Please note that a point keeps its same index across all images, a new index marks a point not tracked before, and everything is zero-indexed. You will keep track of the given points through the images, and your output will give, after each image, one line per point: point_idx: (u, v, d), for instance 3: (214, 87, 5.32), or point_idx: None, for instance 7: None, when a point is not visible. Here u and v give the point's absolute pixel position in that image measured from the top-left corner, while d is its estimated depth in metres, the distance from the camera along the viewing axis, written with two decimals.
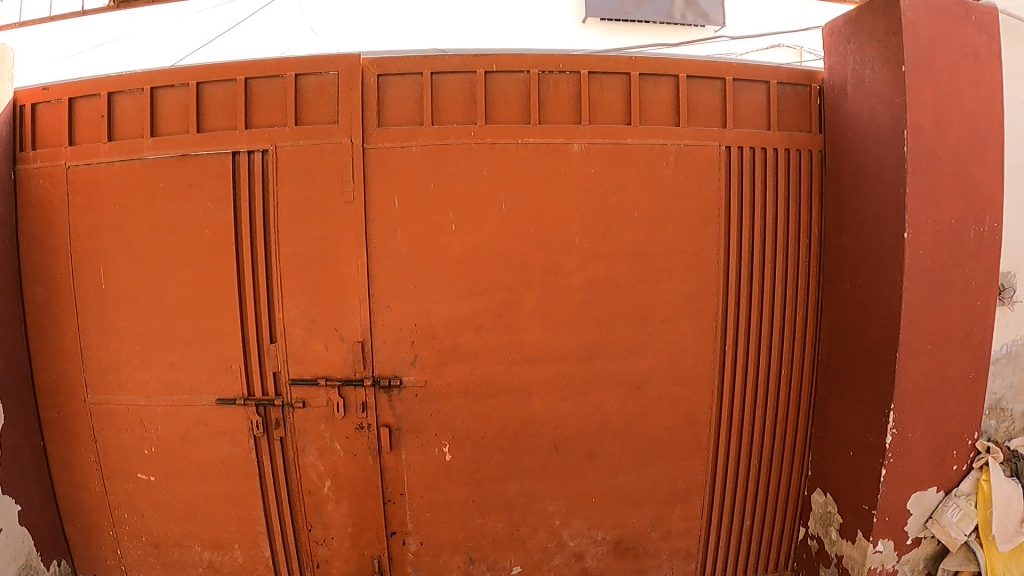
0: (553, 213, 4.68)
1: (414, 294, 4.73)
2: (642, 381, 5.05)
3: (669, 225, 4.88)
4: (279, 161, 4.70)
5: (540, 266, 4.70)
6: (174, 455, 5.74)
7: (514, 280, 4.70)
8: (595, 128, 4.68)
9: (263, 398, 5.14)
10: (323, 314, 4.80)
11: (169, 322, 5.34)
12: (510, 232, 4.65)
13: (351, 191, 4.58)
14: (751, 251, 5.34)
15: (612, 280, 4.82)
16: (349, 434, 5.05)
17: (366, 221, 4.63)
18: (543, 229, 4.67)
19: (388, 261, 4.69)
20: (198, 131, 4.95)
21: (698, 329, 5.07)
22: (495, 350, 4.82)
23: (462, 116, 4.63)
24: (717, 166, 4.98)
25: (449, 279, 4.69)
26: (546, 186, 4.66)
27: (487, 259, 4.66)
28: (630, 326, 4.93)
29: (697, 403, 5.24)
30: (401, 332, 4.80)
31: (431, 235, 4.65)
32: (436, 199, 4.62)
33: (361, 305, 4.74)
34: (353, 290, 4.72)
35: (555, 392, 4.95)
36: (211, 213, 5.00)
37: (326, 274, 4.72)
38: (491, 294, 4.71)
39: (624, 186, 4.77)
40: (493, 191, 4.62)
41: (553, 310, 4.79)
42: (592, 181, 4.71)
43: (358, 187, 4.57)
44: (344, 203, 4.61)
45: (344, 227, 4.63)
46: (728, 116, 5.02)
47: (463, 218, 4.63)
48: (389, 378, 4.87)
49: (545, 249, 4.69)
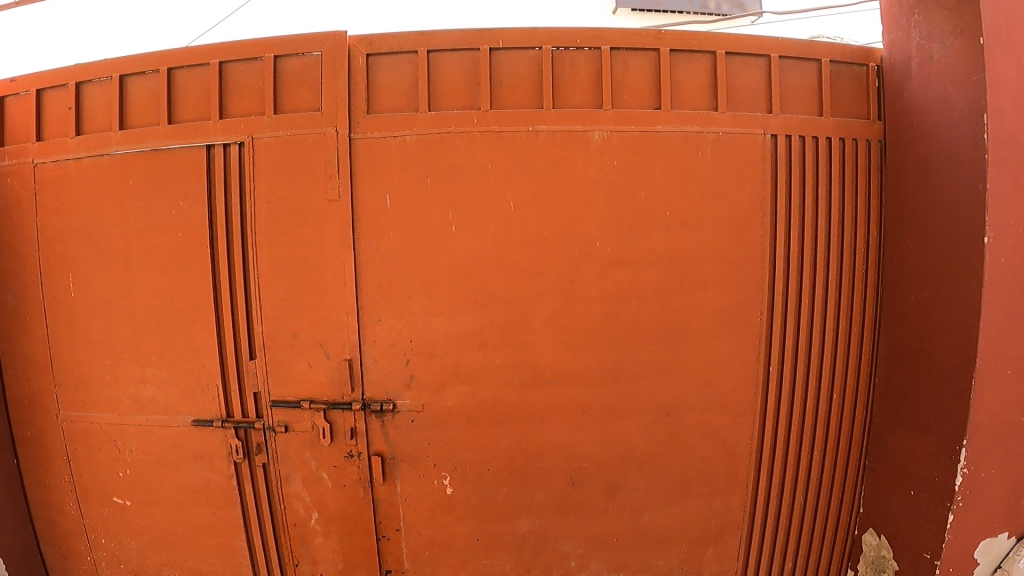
0: (570, 211, 4.01)
1: (409, 306, 4.08)
2: (672, 407, 4.39)
3: (705, 226, 4.20)
4: (256, 154, 4.11)
5: (555, 273, 4.05)
6: (151, 478, 5.21)
7: (525, 289, 4.04)
8: (619, 114, 4.03)
9: (242, 420, 4.57)
10: (306, 328, 4.18)
11: (142, 335, 4.80)
12: (520, 234, 3.99)
13: (336, 187, 3.97)
14: (799, 256, 4.65)
15: (638, 290, 4.14)
16: (337, 463, 4.45)
17: (354, 221, 4.01)
18: (558, 231, 4.01)
19: (378, 268, 4.05)
20: (170, 123, 4.39)
21: (737, 347, 4.42)
22: (502, 371, 4.16)
23: (464, 100, 3.97)
24: (762, 158, 4.31)
25: (448, 289, 4.03)
26: (561, 182, 4.00)
27: (493, 266, 4.00)
28: (659, 343, 4.25)
29: (736, 430, 4.59)
30: (394, 350, 4.15)
31: (428, 237, 3.99)
32: (434, 195, 3.97)
33: (348, 318, 4.11)
34: (340, 301, 4.10)
35: (572, 418, 4.29)
36: (184, 213, 4.43)
37: (309, 282, 4.10)
38: (497, 307, 4.05)
39: (650, 180, 4.10)
40: (500, 186, 3.96)
41: (570, 325, 4.13)
42: (614, 176, 4.05)
43: (345, 183, 3.96)
44: (328, 202, 4.00)
45: (328, 229, 4.01)
46: (773, 100, 4.34)
47: (465, 218, 3.97)
48: (381, 402, 4.22)
49: (561, 253, 4.03)
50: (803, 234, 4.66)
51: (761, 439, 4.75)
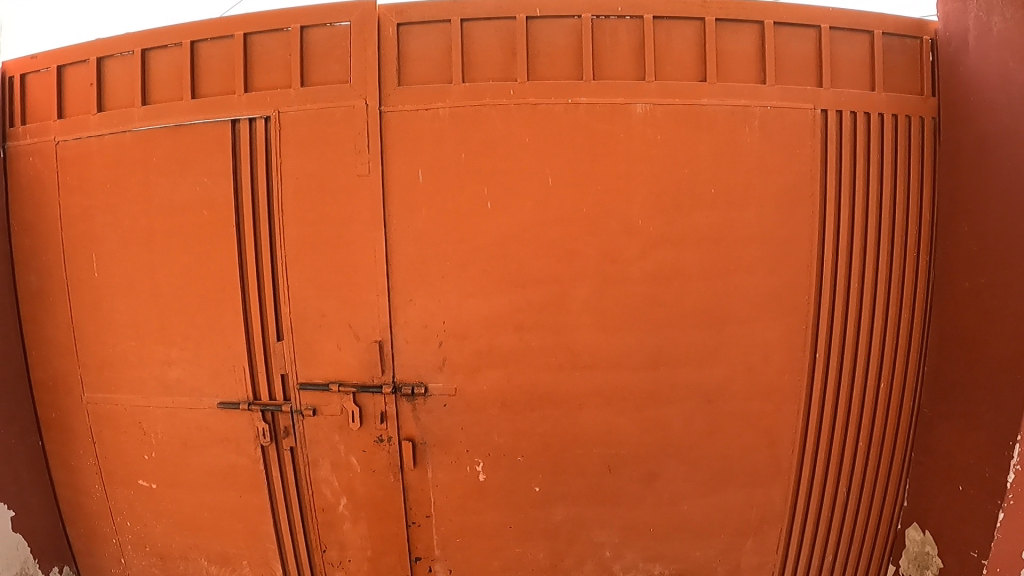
0: (611, 188, 3.84)
1: (442, 286, 3.93)
2: (713, 392, 4.27)
3: (752, 206, 4.08)
4: (282, 129, 3.96)
5: (594, 252, 3.88)
6: (177, 461, 5.16)
7: (563, 269, 3.89)
8: (663, 86, 3.83)
9: (269, 403, 4.48)
10: (336, 309, 4.05)
11: (167, 316, 4.72)
12: (558, 212, 3.83)
13: (367, 162, 3.82)
14: (846, 237, 4.48)
15: (680, 271, 3.99)
16: (367, 447, 4.36)
17: (384, 198, 3.86)
18: (599, 209, 3.85)
19: (410, 247, 3.90)
20: (194, 98, 4.26)
21: (781, 332, 4.29)
22: (538, 355, 4.02)
23: (499, 71, 3.78)
24: (811, 134, 4.18)
25: (483, 269, 3.88)
26: (601, 158, 3.82)
27: (530, 244, 3.85)
28: (701, 326, 4.12)
29: (778, 417, 4.45)
30: (427, 332, 4.01)
31: (463, 215, 3.84)
32: (469, 171, 3.81)
33: (378, 298, 3.97)
34: (369, 280, 3.95)
35: (609, 404, 4.16)
36: (208, 191, 4.31)
37: (337, 261, 3.96)
38: (534, 287, 3.90)
39: (695, 156, 3.92)
40: (538, 161, 3.80)
41: (609, 306, 3.97)
42: (657, 152, 3.87)
43: (376, 157, 3.81)
44: (358, 177, 3.85)
45: (358, 206, 3.87)
46: (825, 75, 4.19)
47: (501, 194, 3.81)
48: (412, 386, 4.09)
49: (601, 231, 3.86)
50: (851, 215, 4.47)
51: (805, 428, 4.60)
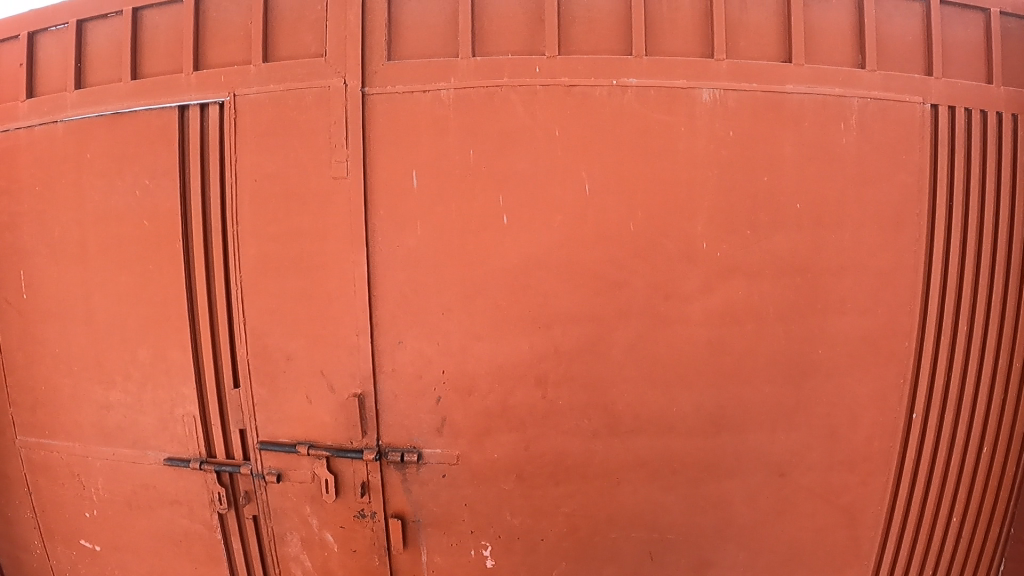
0: (669, 199, 2.90)
1: (443, 325, 2.94)
2: (788, 464, 3.35)
3: (847, 226, 3.16)
4: (238, 117, 3.05)
5: (644, 282, 2.92)
6: (122, 521, 4.24)
7: (602, 304, 2.92)
8: (737, 67, 2.92)
9: (226, 464, 3.60)
10: (304, 350, 3.09)
11: (105, 348, 3.82)
12: (597, 230, 2.88)
13: (344, 159, 2.85)
14: (956, 265, 3.47)
15: (753, 311, 3.08)
16: (345, 524, 3.41)
17: (367, 208, 2.89)
18: (651, 226, 2.89)
19: (399, 273, 2.92)
20: (136, 79, 3.39)
21: (876, 389, 3.38)
22: (569, 417, 3.06)
23: (521, 43, 2.86)
24: (916, 133, 3.25)
25: (496, 303, 2.91)
26: (656, 160, 2.88)
27: (559, 271, 2.89)
28: (776, 382, 3.23)
29: (866, 492, 3.49)
30: (422, 383, 3.02)
31: (472, 231, 2.87)
32: (480, 174, 2.85)
33: (358, 340, 3.00)
34: (346, 316, 2.99)
35: (656, 478, 3.23)
36: (151, 196, 3.42)
37: (307, 289, 3.03)
38: (564, 327, 2.93)
39: (774, 162, 2.99)
40: (572, 162, 2.86)
41: (661, 353, 3.01)
42: (725, 154, 2.93)
43: (356, 154, 2.85)
44: (332, 179, 2.88)
45: (331, 217, 2.90)
46: (935, 60, 3.27)
47: (523, 205, 2.86)
48: (403, 452, 3.13)
49: (652, 254, 2.91)
50: (965, 237, 3.47)
51: (891, 502, 3.63)
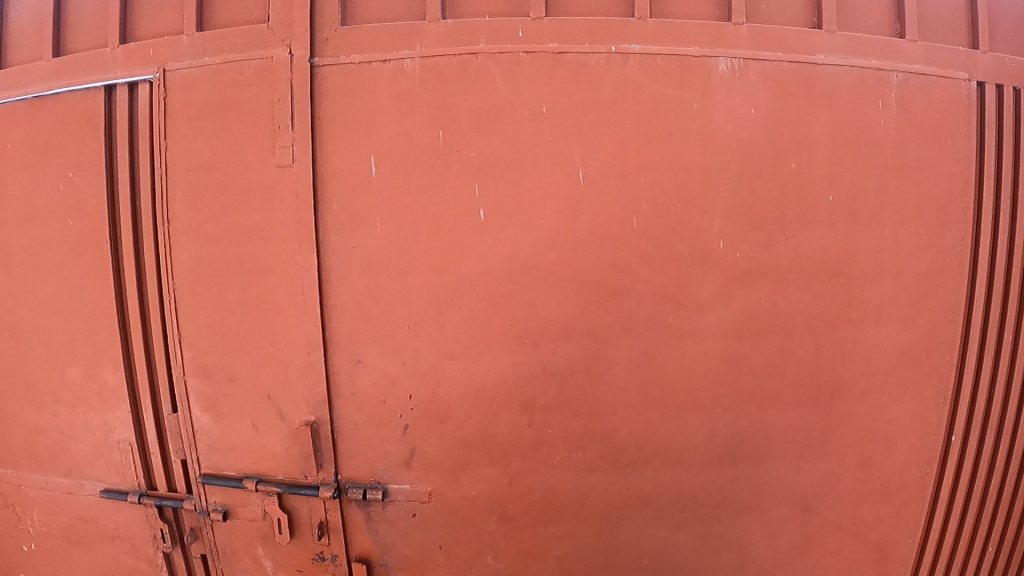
0: (680, 190, 2.43)
1: (410, 342, 2.45)
2: (814, 497, 2.90)
3: (884, 222, 2.71)
4: (169, 96, 2.58)
5: (650, 289, 2.44)
6: (60, 557, 3.75)
7: (600, 316, 2.44)
8: (758, 31, 2.46)
9: (168, 497, 3.13)
10: (248, 370, 2.60)
11: (30, 365, 3.33)
12: (594, 227, 2.39)
13: (290, 142, 2.37)
14: (1007, 268, 2.98)
15: (777, 321, 2.62)
16: (303, 567, 2.94)
17: (316, 201, 2.39)
18: (658, 222, 2.42)
19: (355, 278, 2.42)
20: (58, 56, 2.93)
21: (914, 409, 2.93)
22: (561, 447, 2.60)
23: (502, 4, 2.39)
24: (962, 114, 2.79)
25: (473, 316, 2.42)
26: (665, 143, 2.41)
27: (550, 277, 2.39)
28: (803, 404, 2.77)
29: (898, 525, 3.05)
30: (386, 409, 2.54)
31: (443, 228, 2.38)
32: (454, 160, 2.36)
33: (310, 358, 2.48)
34: (294, 329, 2.47)
35: (663, 515, 2.77)
36: (75, 190, 2.94)
37: (248, 297, 2.51)
38: (555, 344, 2.44)
39: (800, 148, 2.54)
40: (564, 146, 2.38)
41: (670, 372, 2.55)
42: (744, 136, 2.47)
43: (303, 136, 2.37)
44: (276, 166, 2.40)
45: (275, 212, 2.41)
46: (979, 32, 2.79)
47: (505, 198, 2.37)
48: (367, 488, 2.65)
49: (661, 256, 2.43)
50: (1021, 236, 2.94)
51: (924, 535, 3.18)
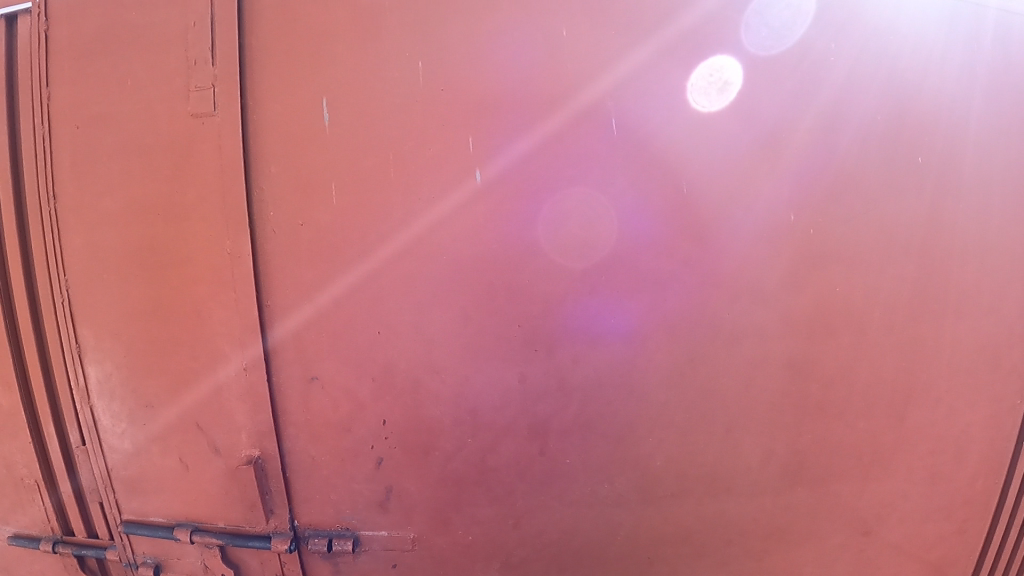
0: (738, 145, 1.82)
1: (381, 351, 1.80)
2: (876, 519, 2.36)
3: (974, 199, 2.01)
4: (52, 25, 1.91)
5: (699, 276, 1.85)
6: None
7: (634, 312, 1.82)
8: None
9: (89, 545, 2.50)
10: (171, 391, 1.98)
11: None
12: (626, 194, 1.78)
13: (212, 81, 1.71)
14: None
15: (849, 312, 2.00)
16: None
17: (247, 162, 1.73)
18: (709, 185, 1.82)
19: (303, 265, 1.76)
20: None
21: (998, 418, 2.31)
22: (580, 480, 1.99)
23: None
24: None
25: (466, 314, 1.78)
26: (709, 88, 1.81)
27: (569, 261, 1.78)
28: (874, 415, 2.18)
29: (966, 545, 2.52)
30: (351, 439, 1.91)
31: (423, 196, 1.74)
32: (437, 104, 1.73)
33: (248, 375, 1.86)
34: (226, 337, 1.84)
35: (703, 551, 2.21)
36: None
37: (165, 295, 1.88)
38: (574, 349, 1.82)
39: (870, 97, 1.91)
40: (586, 86, 1.77)
41: (721, 382, 1.96)
42: (802, 84, 1.86)
43: (230, 72, 1.71)
44: (194, 116, 1.74)
45: (193, 179, 1.76)
46: None
47: (507, 156, 1.74)
48: (330, 538, 2.04)
49: (711, 233, 1.84)
50: None
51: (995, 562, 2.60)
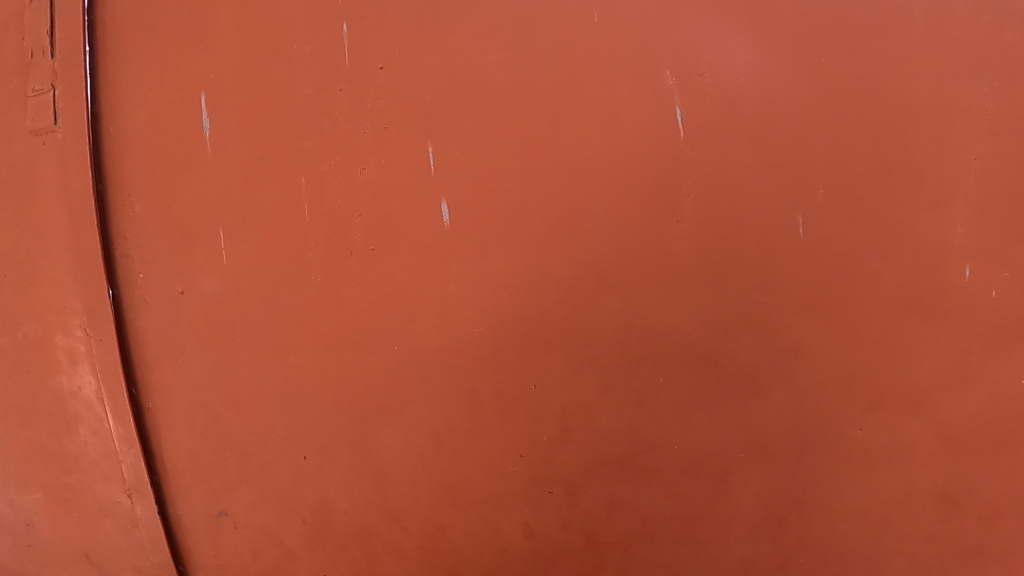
0: (895, 144, 1.01)
1: (308, 487, 1.16)
2: None
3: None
4: None
5: (826, 373, 1.05)
6: None
7: (711, 434, 1.08)
8: None
9: None
10: (46, 520, 1.39)
11: None
12: (701, 238, 1.01)
13: (50, 81, 1.14)
14: None
15: None
16: None
17: (101, 196, 1.14)
18: (847, 221, 1.03)
19: (188, 354, 1.15)
20: None
21: None
22: None
23: None
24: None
25: (434, 437, 1.08)
26: (776, 59, 1.01)
27: (599, 356, 1.03)
28: None
29: None
30: None
31: (357, 247, 1.05)
32: (373, 90, 1.04)
33: (133, 505, 1.27)
34: (100, 449, 1.26)
35: None
36: None
37: (17, 388, 1.28)
38: (608, 489, 1.10)
39: (978, 71, 0.99)
40: (628, 46, 1.01)
41: (878, 558, 1.10)
42: (851, 68, 1.01)
43: (71, 62, 1.13)
44: (26, 131, 1.16)
45: (33, 224, 1.17)
46: None
47: (489, 181, 1.02)
48: None
49: (847, 303, 1.04)
50: None
51: None
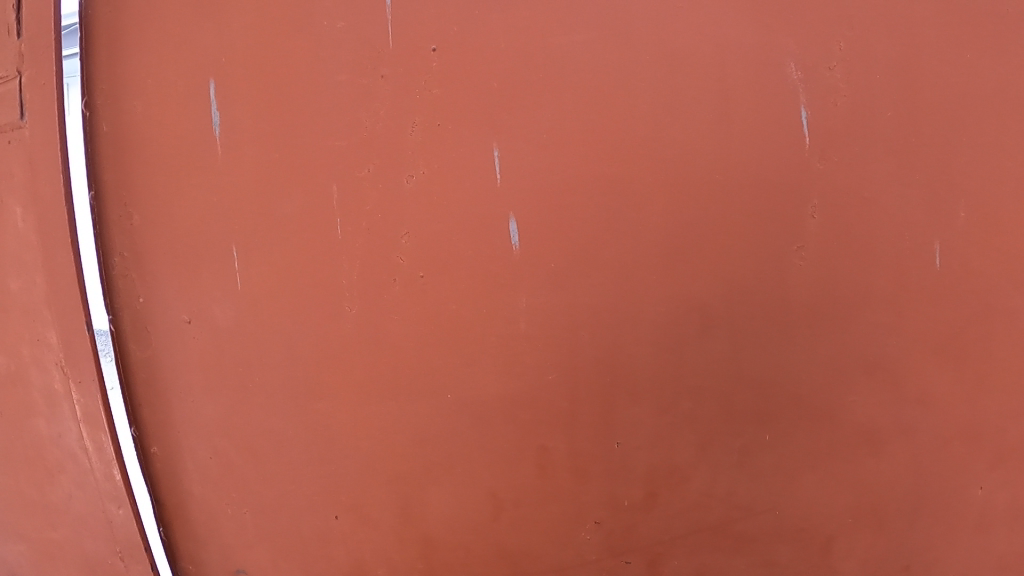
0: None
1: (336, 548, 0.98)
2: None
3: None
4: None
5: (959, 429, 0.87)
6: None
7: (823, 498, 0.89)
8: None
9: None
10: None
11: None
12: (823, 267, 0.82)
13: (14, 65, 0.96)
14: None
15: None
16: None
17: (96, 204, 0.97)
18: (997, 249, 0.84)
19: (198, 391, 0.98)
20: None
21: None
22: None
23: None
24: None
25: (490, 498, 0.90)
26: (919, 50, 0.82)
27: (695, 408, 0.85)
28: None
29: None
30: None
31: (399, 272, 0.86)
32: (421, 82, 0.85)
33: (133, 563, 1.08)
34: (90, 500, 1.07)
35: None
36: None
37: None
38: (695, 562, 0.91)
39: None
40: (736, 28, 0.81)
41: None
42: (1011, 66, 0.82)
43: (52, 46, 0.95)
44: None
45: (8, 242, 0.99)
46: None
47: (561, 195, 0.83)
48: None
49: (988, 347, 0.85)
50: None
51: None
